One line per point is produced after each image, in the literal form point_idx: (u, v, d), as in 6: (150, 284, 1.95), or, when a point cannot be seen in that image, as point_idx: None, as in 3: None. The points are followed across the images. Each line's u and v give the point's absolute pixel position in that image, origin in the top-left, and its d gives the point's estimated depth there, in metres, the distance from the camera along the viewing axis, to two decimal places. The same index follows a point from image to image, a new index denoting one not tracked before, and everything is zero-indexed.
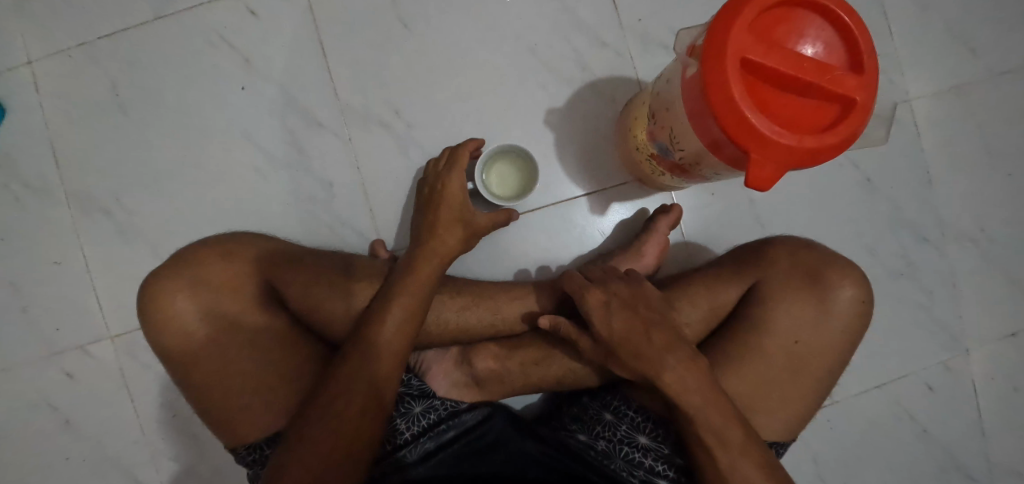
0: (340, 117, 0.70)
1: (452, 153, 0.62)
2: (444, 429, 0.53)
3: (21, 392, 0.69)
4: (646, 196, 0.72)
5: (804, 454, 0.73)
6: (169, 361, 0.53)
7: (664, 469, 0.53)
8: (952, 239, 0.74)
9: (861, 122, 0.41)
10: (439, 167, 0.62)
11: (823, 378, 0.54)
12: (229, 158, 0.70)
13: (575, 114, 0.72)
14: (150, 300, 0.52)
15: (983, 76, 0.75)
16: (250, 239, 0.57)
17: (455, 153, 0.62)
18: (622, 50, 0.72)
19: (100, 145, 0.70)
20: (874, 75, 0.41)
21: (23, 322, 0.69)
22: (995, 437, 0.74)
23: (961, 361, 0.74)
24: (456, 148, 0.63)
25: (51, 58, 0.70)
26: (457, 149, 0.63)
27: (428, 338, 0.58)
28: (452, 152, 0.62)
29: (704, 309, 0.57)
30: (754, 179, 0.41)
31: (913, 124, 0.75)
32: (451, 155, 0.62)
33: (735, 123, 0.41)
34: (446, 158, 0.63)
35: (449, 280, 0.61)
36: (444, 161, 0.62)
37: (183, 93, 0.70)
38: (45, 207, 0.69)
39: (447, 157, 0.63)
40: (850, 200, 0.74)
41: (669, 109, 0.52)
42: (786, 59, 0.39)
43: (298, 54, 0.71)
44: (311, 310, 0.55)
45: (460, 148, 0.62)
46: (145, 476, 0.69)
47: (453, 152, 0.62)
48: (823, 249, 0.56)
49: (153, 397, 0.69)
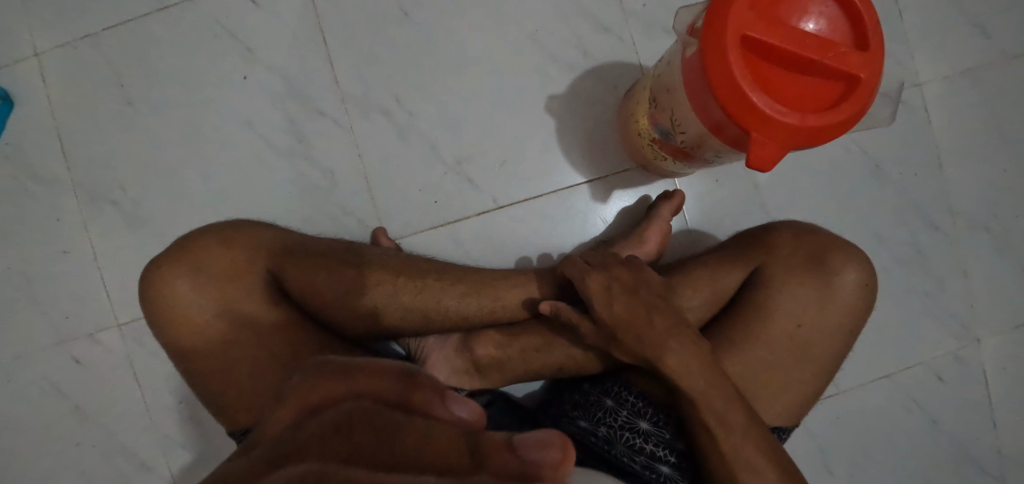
0: (342, 105, 0.70)
1: (373, 370, 0.23)
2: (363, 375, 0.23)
3: (33, 379, 0.70)
4: (648, 183, 0.71)
5: (811, 445, 0.72)
6: (171, 346, 0.53)
7: (665, 454, 0.53)
8: (963, 226, 0.73)
9: (866, 100, 0.40)
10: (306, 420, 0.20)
11: (827, 364, 0.54)
12: (232, 147, 0.71)
13: (576, 101, 0.71)
14: (151, 289, 0.53)
15: (995, 58, 0.74)
16: (253, 227, 0.58)
17: (374, 372, 0.23)
18: (625, 36, 0.72)
19: (107, 135, 0.71)
20: (880, 52, 0.40)
21: (34, 310, 0.70)
22: (1006, 428, 0.73)
23: (972, 350, 0.73)
24: (409, 377, 0.23)
25: (58, 49, 0.71)
26: (395, 384, 0.22)
27: (394, 326, 0.57)
28: (372, 381, 0.22)
29: (706, 295, 0.56)
30: (756, 159, 0.41)
31: (923, 108, 0.73)
32: (352, 421, 0.19)
33: (735, 100, 0.40)
34: (347, 372, 0.23)
35: (429, 266, 0.59)
36: (322, 373, 0.24)
37: (186, 83, 0.71)
38: (51, 196, 0.70)
39: (351, 383, 0.22)
40: (859, 186, 0.72)
41: (670, 91, 0.52)
42: (789, 35, 0.38)
43: (299, 42, 0.71)
44: (310, 295, 0.55)
45: (391, 378, 0.23)
46: (155, 462, 0.70)
47: (370, 372, 0.23)
48: (826, 233, 0.56)
49: (162, 383, 0.70)
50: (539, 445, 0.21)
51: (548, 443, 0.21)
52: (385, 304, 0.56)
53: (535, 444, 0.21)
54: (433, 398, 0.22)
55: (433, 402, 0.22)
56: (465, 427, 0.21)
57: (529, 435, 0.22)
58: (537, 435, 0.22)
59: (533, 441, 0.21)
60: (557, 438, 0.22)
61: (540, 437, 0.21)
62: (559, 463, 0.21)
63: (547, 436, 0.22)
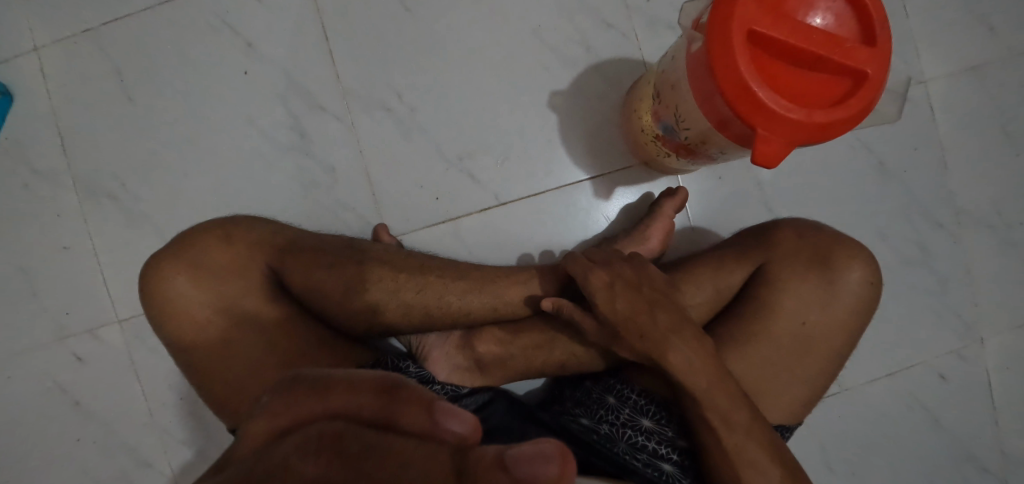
0: (343, 100, 0.70)
1: (350, 383, 0.21)
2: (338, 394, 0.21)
3: (33, 375, 0.70)
4: (651, 180, 0.71)
5: (813, 444, 0.72)
6: (172, 342, 0.53)
7: (668, 452, 0.53)
8: (966, 225, 0.73)
9: (873, 97, 0.40)
10: (274, 445, 0.19)
11: (831, 363, 0.53)
12: (233, 143, 0.70)
13: (579, 97, 0.71)
14: (152, 285, 0.53)
15: (1001, 55, 0.73)
16: (254, 223, 0.57)
17: (350, 387, 0.21)
18: (628, 31, 0.71)
19: (107, 131, 0.70)
20: (887, 48, 0.39)
21: (34, 306, 0.70)
22: (1009, 427, 0.72)
23: (975, 348, 0.73)
24: (390, 389, 0.21)
25: (58, 44, 0.70)
26: (374, 398, 0.20)
27: (395, 323, 0.56)
28: (349, 397, 0.20)
29: (710, 292, 0.56)
30: (762, 156, 0.40)
31: (928, 105, 0.73)
32: (325, 447, 0.18)
33: (742, 96, 0.39)
34: (321, 387, 0.21)
35: (431, 262, 0.59)
36: (292, 387, 0.22)
37: (187, 78, 0.70)
38: (51, 192, 0.70)
39: (325, 400, 0.20)
40: (863, 184, 0.72)
41: (674, 87, 0.51)
42: (796, 31, 0.38)
43: (299, 37, 0.70)
44: (311, 291, 0.54)
45: (369, 395, 0.20)
46: (155, 459, 0.70)
47: (346, 387, 0.21)
48: (831, 231, 0.55)
49: (162, 379, 0.70)
50: (537, 460, 0.19)
51: (543, 458, 0.20)
52: (386, 300, 0.55)
53: (530, 460, 0.19)
54: (419, 415, 0.20)
55: (417, 419, 0.20)
56: (455, 444, 0.20)
57: (523, 448, 0.20)
58: (531, 449, 0.20)
59: (528, 457, 0.19)
60: (553, 452, 0.21)
61: (535, 452, 0.20)
62: (554, 478, 0.20)
63: (542, 450, 0.20)
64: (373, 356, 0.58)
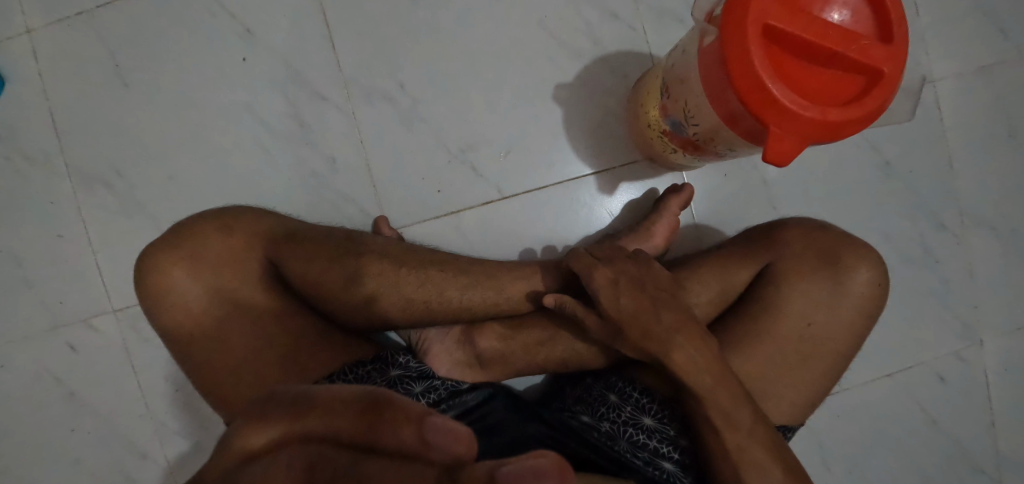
0: (343, 89, 0.69)
1: (330, 403, 0.20)
2: (319, 409, 0.20)
3: (26, 364, 0.69)
4: (655, 176, 0.70)
5: (812, 443, 0.72)
6: (167, 334, 0.52)
7: (670, 451, 0.52)
8: (970, 226, 0.72)
9: (887, 95, 0.39)
10: (245, 469, 0.18)
11: (834, 364, 0.53)
12: (231, 131, 0.69)
13: (585, 90, 0.70)
14: (148, 275, 0.52)
15: (1009, 55, 0.72)
16: (251, 213, 0.56)
17: (329, 407, 0.20)
18: (636, 24, 0.70)
19: (101, 116, 0.69)
20: (904, 46, 0.38)
21: (26, 294, 0.69)
22: (1005, 429, 0.72)
23: (974, 350, 0.72)
24: (377, 407, 0.20)
25: (51, 26, 0.68)
26: (355, 418, 0.20)
27: (394, 317, 0.55)
28: (328, 418, 0.20)
29: (715, 290, 0.55)
30: (773, 152, 0.39)
31: (935, 105, 0.72)
32: None
33: (755, 91, 0.38)
34: (298, 407, 0.20)
35: (432, 256, 0.58)
36: (269, 405, 0.21)
37: (183, 64, 0.69)
38: (44, 179, 0.69)
39: (302, 419, 0.20)
40: (868, 183, 0.71)
41: (684, 81, 0.50)
42: (813, 26, 0.37)
43: (299, 24, 0.69)
44: (308, 284, 0.53)
45: (349, 412, 0.20)
46: (150, 449, 0.69)
47: (324, 408, 0.20)
48: (839, 230, 0.55)
49: (157, 370, 0.69)
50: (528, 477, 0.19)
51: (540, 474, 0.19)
52: (385, 294, 0.54)
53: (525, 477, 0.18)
54: (405, 432, 0.19)
55: (405, 437, 0.19)
56: (449, 462, 0.19)
57: (518, 464, 0.19)
58: (528, 463, 0.19)
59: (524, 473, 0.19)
60: (549, 467, 0.20)
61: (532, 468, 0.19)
62: None
63: (539, 466, 0.19)
64: (373, 351, 0.57)
